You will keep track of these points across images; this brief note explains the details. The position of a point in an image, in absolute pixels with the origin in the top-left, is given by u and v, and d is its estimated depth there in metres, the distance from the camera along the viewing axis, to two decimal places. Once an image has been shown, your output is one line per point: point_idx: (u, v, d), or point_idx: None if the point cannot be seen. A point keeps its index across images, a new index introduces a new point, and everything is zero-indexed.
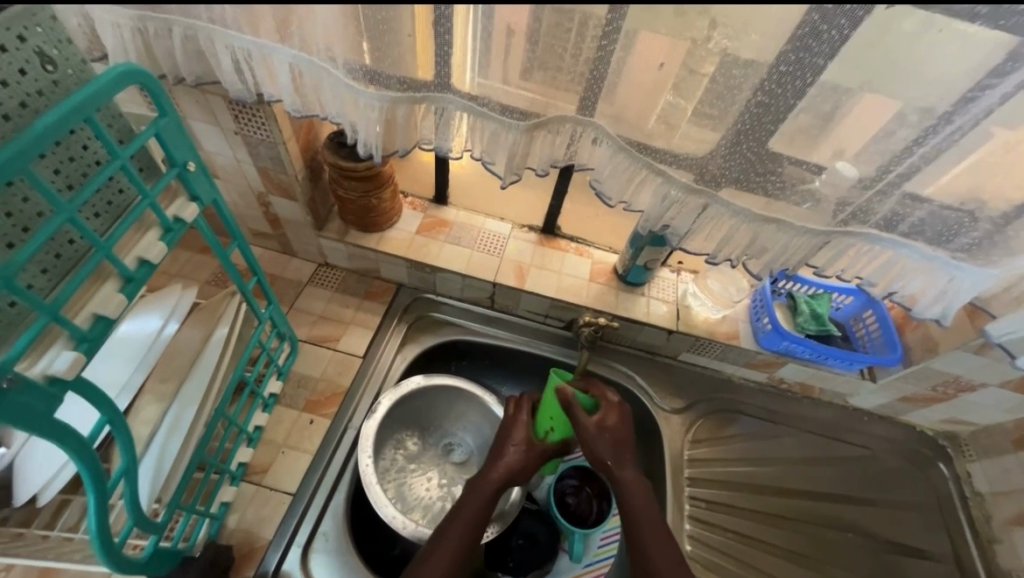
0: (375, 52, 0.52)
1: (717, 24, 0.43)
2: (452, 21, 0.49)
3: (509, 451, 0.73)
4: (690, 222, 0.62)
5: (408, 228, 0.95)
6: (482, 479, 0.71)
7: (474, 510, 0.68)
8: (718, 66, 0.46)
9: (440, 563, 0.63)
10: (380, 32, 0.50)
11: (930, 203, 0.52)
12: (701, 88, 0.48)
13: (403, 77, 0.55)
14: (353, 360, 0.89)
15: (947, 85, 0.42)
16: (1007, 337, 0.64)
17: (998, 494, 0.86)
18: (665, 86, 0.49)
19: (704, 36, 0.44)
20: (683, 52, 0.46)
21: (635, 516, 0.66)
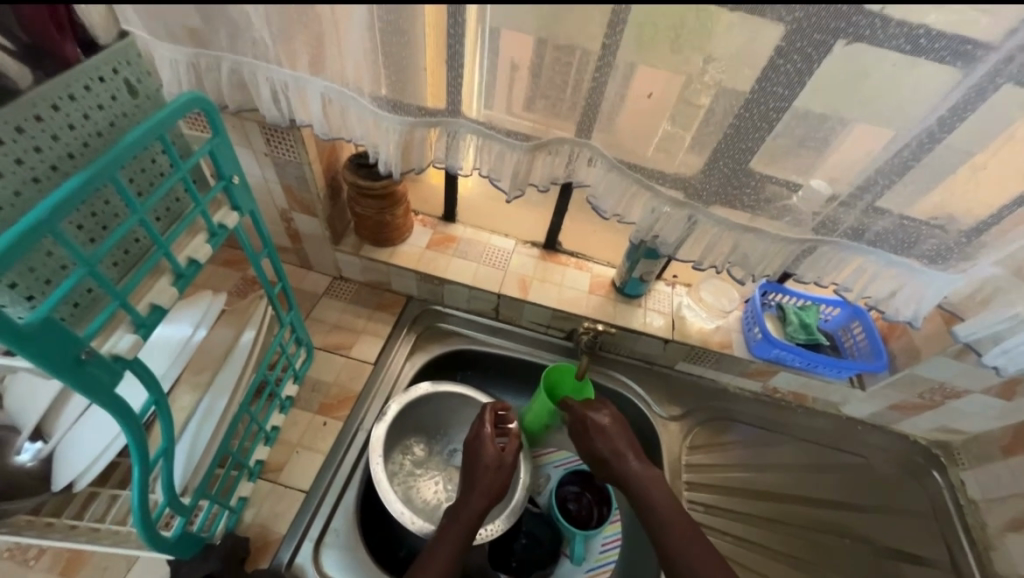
0: (396, 86, 0.60)
1: (711, 60, 0.49)
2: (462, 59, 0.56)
3: (480, 479, 0.76)
4: (678, 233, 0.67)
5: (419, 243, 1.02)
6: (464, 506, 0.74)
7: (458, 533, 0.71)
8: (715, 97, 0.53)
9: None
10: (401, 70, 0.58)
11: (890, 215, 0.58)
12: (699, 118, 0.55)
13: (421, 107, 0.63)
14: (365, 366, 0.94)
15: (893, 110, 0.49)
16: (973, 337, 0.69)
17: (991, 501, 0.88)
18: (663, 115, 0.56)
19: (699, 71, 0.51)
20: (678, 85, 0.53)
21: (651, 505, 0.71)
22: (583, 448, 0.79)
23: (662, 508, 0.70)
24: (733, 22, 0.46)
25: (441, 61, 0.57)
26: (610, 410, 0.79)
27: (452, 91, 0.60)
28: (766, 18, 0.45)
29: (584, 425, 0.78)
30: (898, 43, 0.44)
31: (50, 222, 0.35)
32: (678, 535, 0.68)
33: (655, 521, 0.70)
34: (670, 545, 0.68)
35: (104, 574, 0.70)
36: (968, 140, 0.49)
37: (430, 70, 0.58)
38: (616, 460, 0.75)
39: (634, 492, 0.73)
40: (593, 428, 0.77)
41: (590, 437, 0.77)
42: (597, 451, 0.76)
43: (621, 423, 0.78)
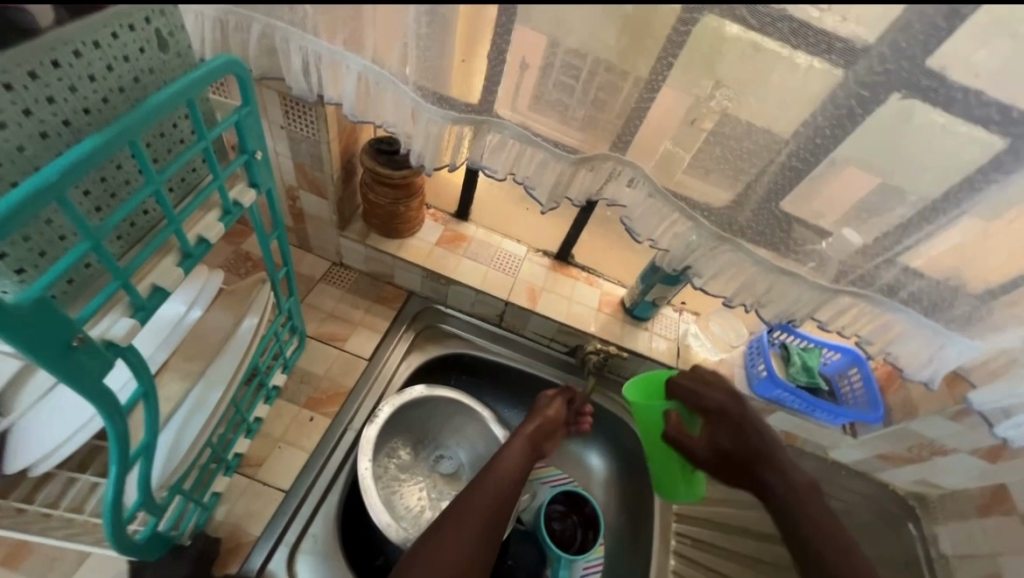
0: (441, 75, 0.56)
1: (720, 85, 0.49)
2: (516, 55, 0.52)
3: (538, 415, 0.84)
4: (711, 267, 0.65)
5: (429, 239, 0.97)
6: (519, 432, 0.81)
7: (518, 451, 0.77)
8: (717, 124, 0.52)
9: (483, 499, 0.70)
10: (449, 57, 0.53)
11: (923, 278, 0.57)
12: (699, 141, 0.54)
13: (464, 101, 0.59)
14: (358, 361, 0.90)
15: (941, 174, 0.48)
16: (990, 406, 0.69)
17: (961, 558, 0.89)
18: (667, 134, 0.55)
19: (707, 95, 0.50)
20: (685, 106, 0.52)
21: (783, 493, 0.62)
22: (705, 445, 0.68)
23: (802, 507, 0.61)
24: (754, 52, 0.45)
25: (494, 57, 0.53)
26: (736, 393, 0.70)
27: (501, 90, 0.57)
28: (851, 66, 0.43)
29: (701, 406, 0.70)
30: (987, 112, 0.43)
31: (58, 187, 0.30)
32: (820, 532, 0.58)
33: (791, 515, 0.61)
34: (811, 539, 0.58)
35: (53, 564, 0.64)
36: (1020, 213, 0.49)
37: (483, 66, 0.54)
38: (760, 460, 0.64)
39: (769, 481, 0.63)
40: (718, 416, 0.68)
41: (711, 426, 0.69)
42: (725, 446, 0.66)
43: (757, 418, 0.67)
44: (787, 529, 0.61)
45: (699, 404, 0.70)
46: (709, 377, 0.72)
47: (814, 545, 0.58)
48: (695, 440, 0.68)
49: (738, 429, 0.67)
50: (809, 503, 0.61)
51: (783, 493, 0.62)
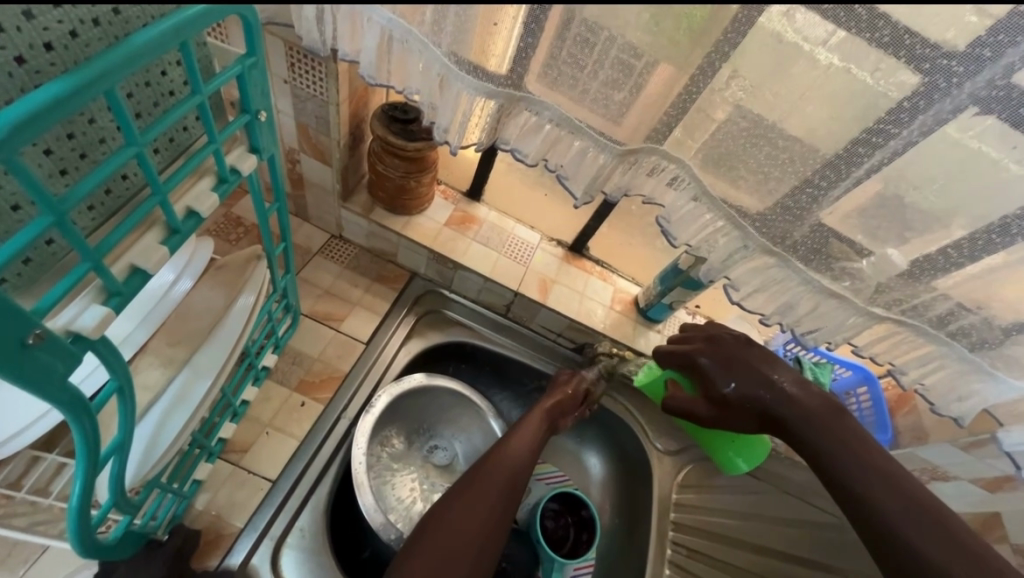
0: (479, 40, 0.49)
1: (736, 76, 0.44)
2: (571, 23, 0.45)
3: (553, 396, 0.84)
4: (750, 279, 0.60)
5: (438, 218, 0.91)
6: (534, 413, 0.80)
7: (532, 430, 0.78)
8: (728, 116, 0.47)
9: (496, 478, 0.70)
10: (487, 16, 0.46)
11: (978, 313, 0.53)
12: (709, 132, 0.49)
13: (497, 68, 0.51)
14: (355, 345, 0.84)
15: (991, 201, 0.44)
16: (1017, 447, 0.71)
17: None
18: (672, 125, 0.50)
19: (722, 85, 0.45)
20: (694, 94, 0.47)
21: (795, 425, 0.63)
22: (705, 402, 0.69)
23: (817, 424, 0.62)
24: (777, 45, 0.41)
25: (547, 24, 0.46)
26: (728, 333, 0.71)
27: (547, 64, 0.49)
28: (974, 76, 0.38)
29: (692, 363, 0.71)
30: None
31: (11, 146, 0.23)
32: (848, 456, 0.60)
33: (815, 446, 0.62)
34: (842, 465, 0.60)
35: (15, 547, 0.60)
36: None
37: (530, 34, 0.47)
38: (761, 399, 0.65)
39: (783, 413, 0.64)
40: (708, 368, 0.68)
41: (706, 375, 0.69)
42: (727, 394, 0.66)
43: (745, 344, 0.69)
44: (814, 461, 0.62)
45: (689, 362, 0.71)
46: (694, 335, 0.74)
47: (838, 459, 0.61)
48: (695, 401, 0.70)
49: (730, 369, 0.67)
50: (832, 423, 0.63)
51: (792, 420, 0.63)
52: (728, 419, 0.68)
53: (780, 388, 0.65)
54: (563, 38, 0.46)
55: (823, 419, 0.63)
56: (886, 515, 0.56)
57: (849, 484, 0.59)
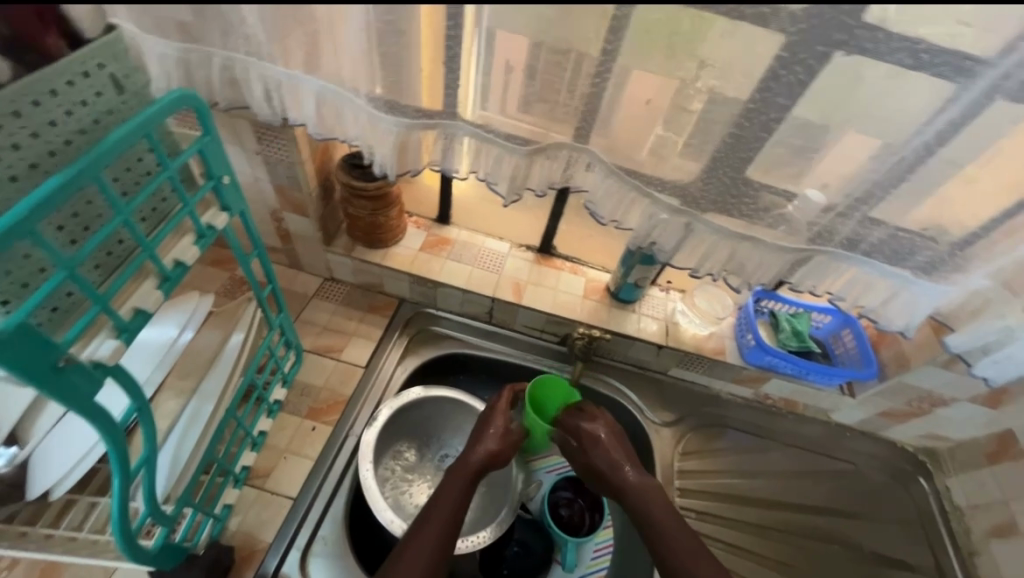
0: (399, 89, 0.59)
1: (704, 65, 0.50)
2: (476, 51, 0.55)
3: (485, 441, 0.83)
4: (675, 240, 0.67)
5: (413, 246, 1.01)
6: (463, 463, 0.80)
7: (467, 471, 0.79)
8: (706, 104, 0.53)
9: (444, 512, 0.74)
10: (400, 65, 0.56)
11: (885, 226, 0.59)
12: (691, 124, 0.55)
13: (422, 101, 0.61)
14: (356, 370, 0.93)
15: (892, 122, 0.50)
16: (970, 345, 0.67)
17: (974, 507, 0.88)
18: (657, 120, 0.56)
19: (692, 76, 0.51)
20: (672, 89, 0.53)
21: (638, 499, 0.76)
22: (579, 454, 0.83)
23: (653, 495, 0.76)
24: (735, 29, 0.46)
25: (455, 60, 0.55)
26: (604, 419, 0.84)
27: (464, 94, 0.60)
28: (767, 26, 0.45)
29: (582, 432, 0.82)
30: (943, 69, 0.45)
31: (27, 223, 0.34)
32: (675, 524, 0.73)
33: (646, 511, 0.75)
34: (662, 527, 0.73)
35: None
36: (966, 151, 0.50)
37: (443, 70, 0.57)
38: (614, 469, 0.79)
39: (629, 489, 0.77)
40: (595, 432, 0.81)
41: (588, 448, 0.81)
42: (595, 459, 0.80)
43: (618, 435, 0.82)
44: (640, 523, 0.75)
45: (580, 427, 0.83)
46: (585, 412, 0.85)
47: (661, 532, 0.72)
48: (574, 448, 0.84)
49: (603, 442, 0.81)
50: (662, 503, 0.75)
51: (632, 486, 0.77)
52: (592, 475, 0.82)
53: (631, 468, 0.79)
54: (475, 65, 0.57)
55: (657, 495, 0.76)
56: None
57: (668, 554, 0.70)
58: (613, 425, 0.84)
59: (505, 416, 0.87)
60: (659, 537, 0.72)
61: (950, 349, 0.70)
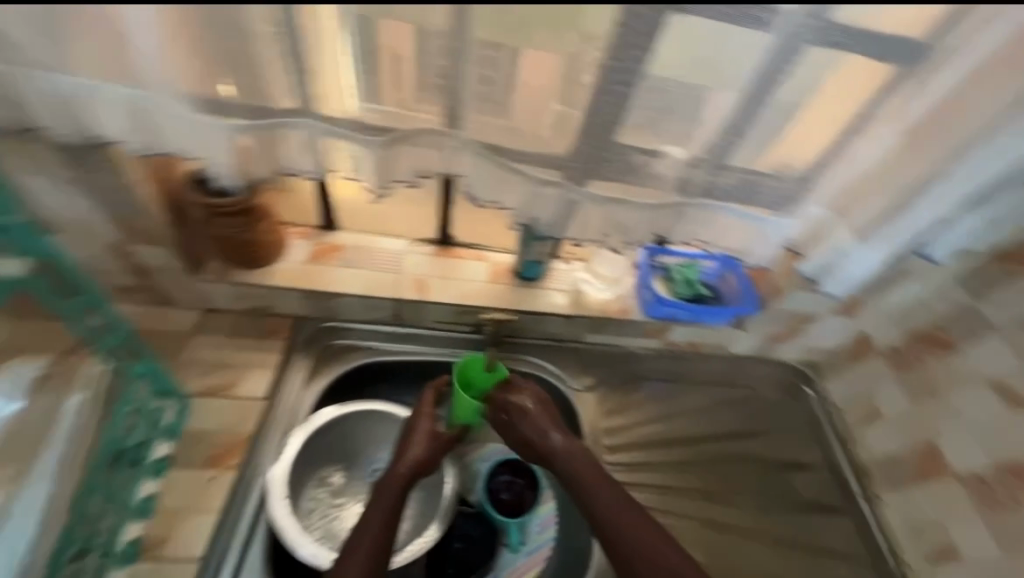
0: (248, 87, 0.58)
1: (578, 37, 0.53)
2: (326, 44, 0.56)
3: (411, 449, 0.80)
4: (551, 213, 0.68)
5: (298, 259, 0.93)
6: (389, 475, 0.77)
7: (393, 483, 0.76)
8: (596, 75, 0.55)
9: (373, 530, 0.72)
10: (245, 60, 0.55)
11: (734, 171, 0.64)
12: (583, 95, 0.57)
13: (278, 99, 0.59)
14: (255, 404, 0.86)
15: (737, 73, 0.55)
16: (816, 267, 0.74)
17: (849, 404, 1.01)
18: (546, 96, 0.58)
19: (579, 50, 0.54)
20: (562, 66, 0.55)
21: (569, 464, 0.77)
22: (508, 430, 0.82)
23: (581, 459, 0.77)
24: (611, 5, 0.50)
25: (300, 54, 0.56)
26: (528, 388, 0.82)
27: (319, 87, 0.59)
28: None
29: (506, 409, 0.81)
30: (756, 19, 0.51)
31: None
32: (601, 485, 0.75)
33: (575, 475, 0.76)
34: (591, 488, 0.75)
35: None
36: (800, 90, 0.57)
37: (287, 63, 0.56)
38: (542, 439, 0.78)
39: (558, 456, 0.77)
40: (518, 405, 0.80)
41: (514, 421, 0.80)
42: (523, 433, 0.79)
43: (543, 401, 0.81)
44: (572, 486, 0.76)
45: (504, 405, 0.81)
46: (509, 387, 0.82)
47: (591, 493, 0.75)
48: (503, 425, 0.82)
49: (529, 415, 0.79)
50: (590, 466, 0.77)
51: (561, 453, 0.77)
52: (523, 448, 0.81)
53: (558, 436, 0.78)
54: (329, 60, 0.57)
55: (585, 459, 0.77)
56: (620, 532, 0.71)
57: (599, 512, 0.73)
58: (540, 394, 0.82)
59: (432, 419, 0.84)
60: (589, 499, 0.74)
61: (802, 272, 0.76)
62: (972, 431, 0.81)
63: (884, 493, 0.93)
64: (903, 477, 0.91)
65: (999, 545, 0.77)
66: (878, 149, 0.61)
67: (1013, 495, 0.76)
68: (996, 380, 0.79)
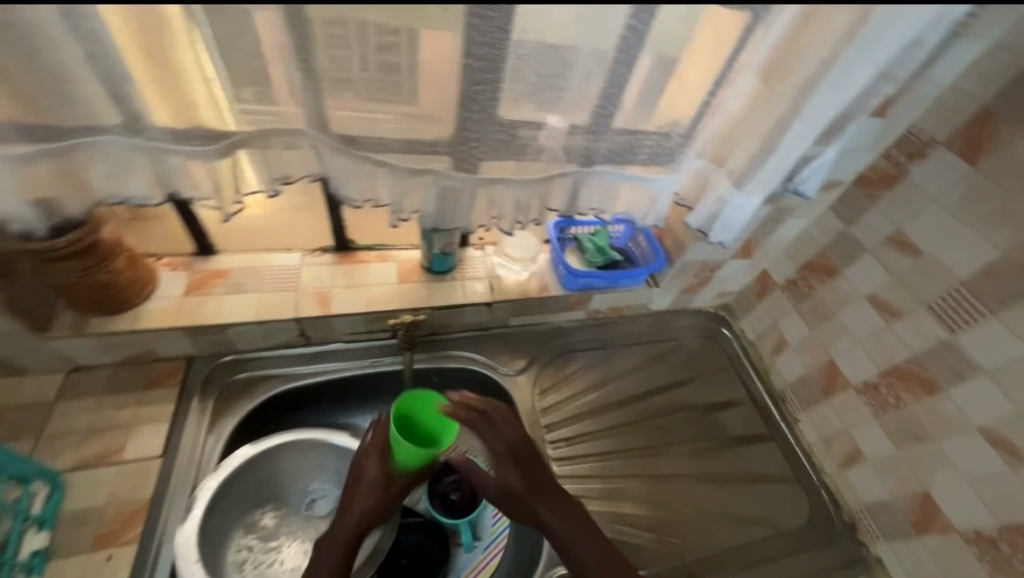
0: (48, 105, 0.50)
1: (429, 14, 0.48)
2: (174, 41, 0.48)
3: (358, 499, 0.74)
4: (431, 202, 0.66)
5: (172, 293, 0.83)
6: (336, 531, 0.72)
7: (341, 541, 0.71)
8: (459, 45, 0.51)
9: None
10: (26, 75, 0.47)
11: (607, 134, 0.63)
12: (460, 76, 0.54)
13: (88, 114, 0.51)
14: (150, 464, 0.76)
15: (603, 34, 0.53)
16: (702, 220, 0.75)
17: (760, 337, 1.08)
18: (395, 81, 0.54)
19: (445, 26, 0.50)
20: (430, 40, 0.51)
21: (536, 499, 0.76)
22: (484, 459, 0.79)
23: (549, 488, 0.77)
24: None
25: (120, 56, 0.47)
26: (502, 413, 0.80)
27: (158, 95, 0.52)
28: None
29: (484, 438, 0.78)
30: None
31: None
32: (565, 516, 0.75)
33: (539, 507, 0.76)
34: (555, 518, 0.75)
35: None
36: (664, 46, 0.55)
37: (100, 78, 0.48)
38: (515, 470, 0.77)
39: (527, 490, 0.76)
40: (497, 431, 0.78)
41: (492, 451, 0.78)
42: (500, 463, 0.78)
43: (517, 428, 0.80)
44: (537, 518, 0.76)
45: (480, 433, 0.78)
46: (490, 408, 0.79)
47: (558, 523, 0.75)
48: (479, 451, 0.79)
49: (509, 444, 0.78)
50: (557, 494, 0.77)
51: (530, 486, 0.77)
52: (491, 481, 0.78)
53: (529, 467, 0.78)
54: (177, 57, 0.49)
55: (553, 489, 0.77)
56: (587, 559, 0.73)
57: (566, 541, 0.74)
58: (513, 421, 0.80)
59: (381, 461, 0.76)
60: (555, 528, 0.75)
61: (690, 227, 0.78)
62: (861, 345, 0.87)
63: (799, 414, 1.01)
64: (812, 396, 0.97)
65: (890, 442, 0.84)
66: (739, 95, 0.62)
67: (897, 396, 0.82)
68: (872, 296, 0.85)
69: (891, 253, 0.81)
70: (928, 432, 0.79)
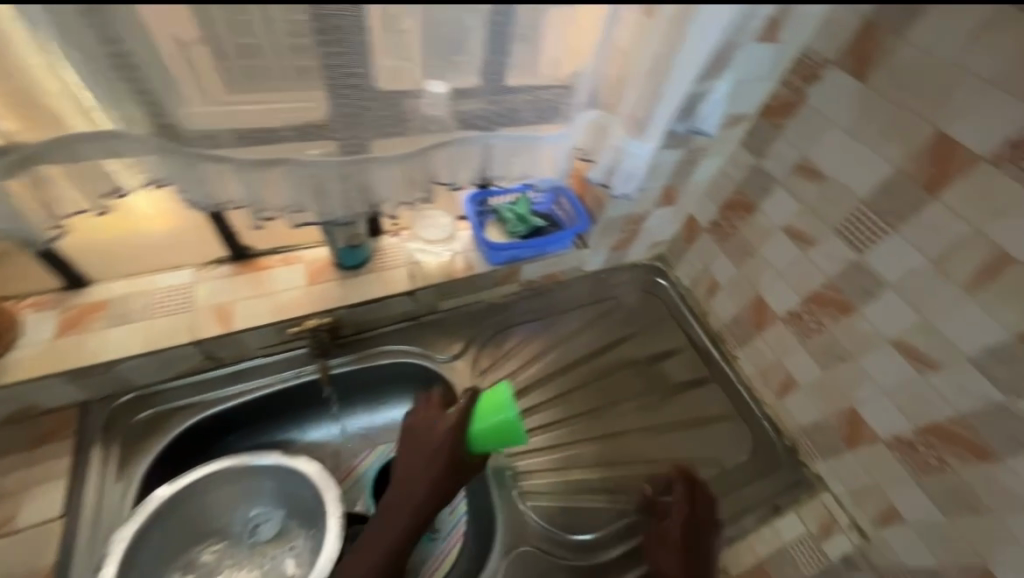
0: None
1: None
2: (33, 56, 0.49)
3: (431, 460, 0.74)
4: (289, 192, 0.61)
5: (44, 336, 0.75)
6: (401, 493, 0.73)
7: (407, 502, 0.72)
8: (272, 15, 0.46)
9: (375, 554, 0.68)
10: None
11: (478, 96, 0.59)
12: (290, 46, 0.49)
13: None
14: (49, 526, 0.69)
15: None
16: (603, 173, 0.72)
17: (694, 282, 1.08)
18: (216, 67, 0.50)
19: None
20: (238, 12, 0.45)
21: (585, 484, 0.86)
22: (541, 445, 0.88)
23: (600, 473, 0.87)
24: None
25: None
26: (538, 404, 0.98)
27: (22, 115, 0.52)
28: None
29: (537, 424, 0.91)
30: None
31: None
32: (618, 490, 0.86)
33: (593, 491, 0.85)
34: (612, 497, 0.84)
35: None
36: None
37: None
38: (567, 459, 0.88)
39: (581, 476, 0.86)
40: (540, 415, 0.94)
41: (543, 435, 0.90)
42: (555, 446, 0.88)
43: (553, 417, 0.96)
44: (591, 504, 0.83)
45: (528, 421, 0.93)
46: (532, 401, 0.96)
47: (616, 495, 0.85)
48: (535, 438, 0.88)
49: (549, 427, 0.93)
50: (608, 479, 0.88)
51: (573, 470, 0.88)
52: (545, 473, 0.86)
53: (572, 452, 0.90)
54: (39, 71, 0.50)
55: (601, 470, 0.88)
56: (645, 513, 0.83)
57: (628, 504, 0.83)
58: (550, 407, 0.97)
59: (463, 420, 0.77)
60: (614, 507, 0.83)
61: (593, 182, 0.75)
62: (784, 277, 0.88)
63: (737, 352, 1.02)
64: (747, 333, 0.99)
65: (817, 364, 0.87)
66: (620, 30, 0.56)
67: (818, 321, 0.84)
68: (786, 227, 0.85)
69: (799, 181, 0.81)
70: (848, 351, 0.81)
